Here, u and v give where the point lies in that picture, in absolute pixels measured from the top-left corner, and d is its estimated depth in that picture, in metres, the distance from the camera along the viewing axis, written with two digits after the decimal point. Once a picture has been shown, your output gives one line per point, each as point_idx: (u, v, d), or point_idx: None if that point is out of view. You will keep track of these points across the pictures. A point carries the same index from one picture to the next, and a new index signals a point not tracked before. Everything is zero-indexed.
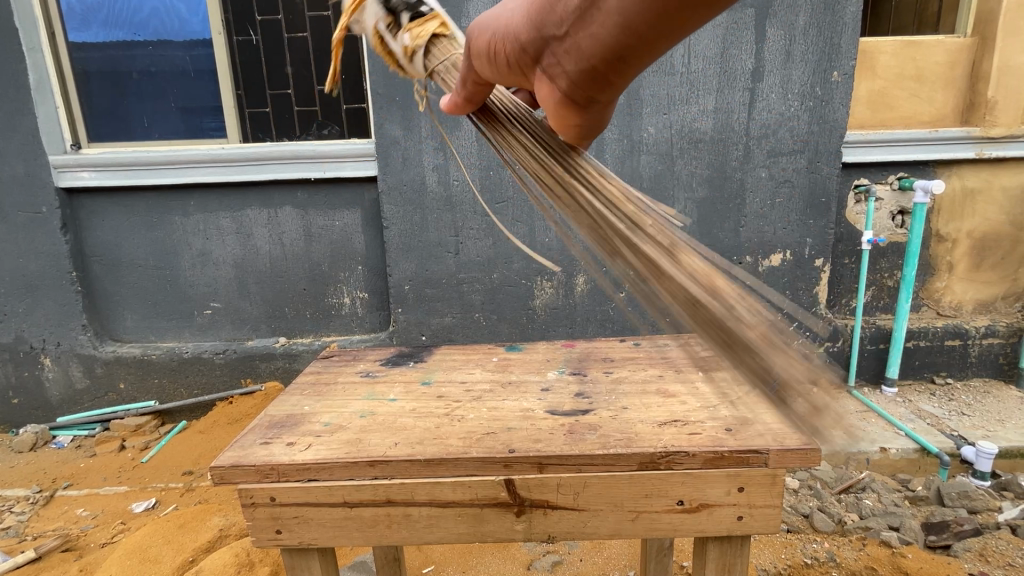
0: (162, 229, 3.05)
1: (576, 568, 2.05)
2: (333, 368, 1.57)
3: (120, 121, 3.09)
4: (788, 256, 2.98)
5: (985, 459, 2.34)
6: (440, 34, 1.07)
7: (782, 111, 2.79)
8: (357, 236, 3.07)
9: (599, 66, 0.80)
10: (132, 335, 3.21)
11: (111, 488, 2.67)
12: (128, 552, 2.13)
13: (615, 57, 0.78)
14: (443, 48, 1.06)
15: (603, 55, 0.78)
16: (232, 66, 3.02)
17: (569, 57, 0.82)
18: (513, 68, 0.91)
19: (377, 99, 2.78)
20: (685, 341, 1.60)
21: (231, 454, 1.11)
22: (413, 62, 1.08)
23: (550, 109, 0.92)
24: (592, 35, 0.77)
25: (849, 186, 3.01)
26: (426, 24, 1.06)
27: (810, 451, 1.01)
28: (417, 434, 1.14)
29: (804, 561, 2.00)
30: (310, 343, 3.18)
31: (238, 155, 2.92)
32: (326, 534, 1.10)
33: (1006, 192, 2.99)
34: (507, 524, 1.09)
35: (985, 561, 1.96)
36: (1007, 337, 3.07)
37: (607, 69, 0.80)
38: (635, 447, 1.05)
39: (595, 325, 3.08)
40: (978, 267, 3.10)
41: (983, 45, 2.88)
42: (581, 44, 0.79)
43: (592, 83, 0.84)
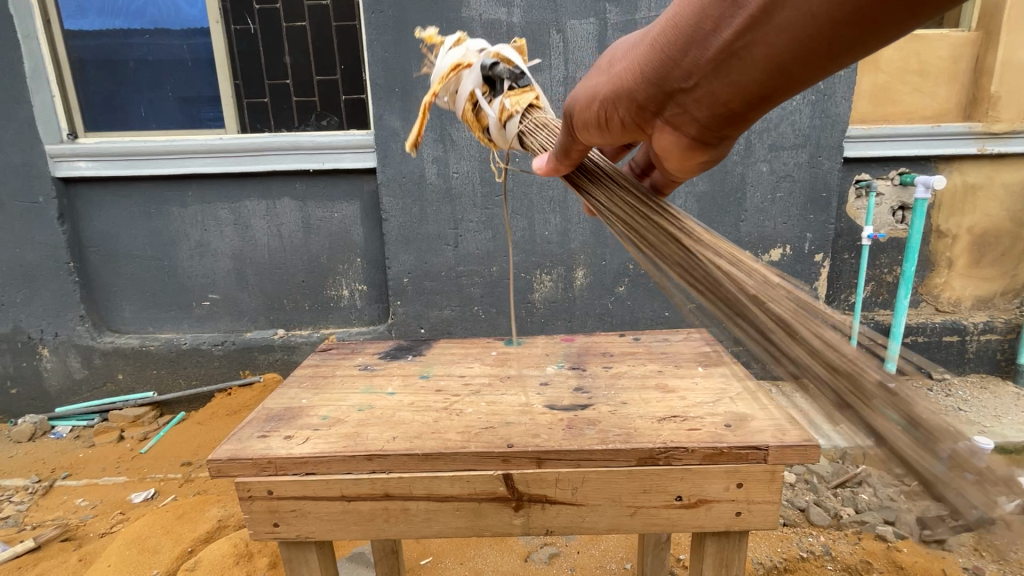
0: (160, 220, 3.03)
1: (573, 559, 2.07)
2: (331, 361, 1.56)
3: (116, 110, 3.06)
4: (788, 251, 2.98)
5: None
6: (536, 106, 1.15)
7: (783, 105, 2.78)
8: (356, 229, 3.06)
9: (737, 106, 0.82)
10: (130, 325, 3.20)
11: (110, 479, 2.67)
12: (126, 543, 2.13)
13: (753, 101, 0.81)
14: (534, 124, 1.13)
15: (741, 101, 0.81)
16: (229, 56, 3.00)
17: (700, 102, 0.85)
18: (631, 121, 0.95)
19: (377, 89, 2.75)
20: (685, 336, 1.60)
21: (228, 447, 1.11)
22: (503, 112, 1.12)
23: (676, 154, 0.95)
24: (727, 86, 0.80)
25: (850, 181, 3.00)
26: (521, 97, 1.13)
27: (809, 447, 1.01)
28: (415, 428, 1.14)
29: (799, 554, 2.03)
30: (309, 335, 3.18)
31: (236, 146, 2.90)
32: (323, 527, 1.09)
33: (1007, 188, 2.98)
34: (505, 519, 1.08)
35: (979, 556, 1.97)
36: (1004, 333, 3.08)
37: (739, 113, 0.84)
38: (633, 443, 1.05)
39: (594, 318, 3.09)
40: (977, 263, 3.10)
41: (987, 39, 2.85)
42: (715, 95, 0.82)
43: (727, 127, 0.87)
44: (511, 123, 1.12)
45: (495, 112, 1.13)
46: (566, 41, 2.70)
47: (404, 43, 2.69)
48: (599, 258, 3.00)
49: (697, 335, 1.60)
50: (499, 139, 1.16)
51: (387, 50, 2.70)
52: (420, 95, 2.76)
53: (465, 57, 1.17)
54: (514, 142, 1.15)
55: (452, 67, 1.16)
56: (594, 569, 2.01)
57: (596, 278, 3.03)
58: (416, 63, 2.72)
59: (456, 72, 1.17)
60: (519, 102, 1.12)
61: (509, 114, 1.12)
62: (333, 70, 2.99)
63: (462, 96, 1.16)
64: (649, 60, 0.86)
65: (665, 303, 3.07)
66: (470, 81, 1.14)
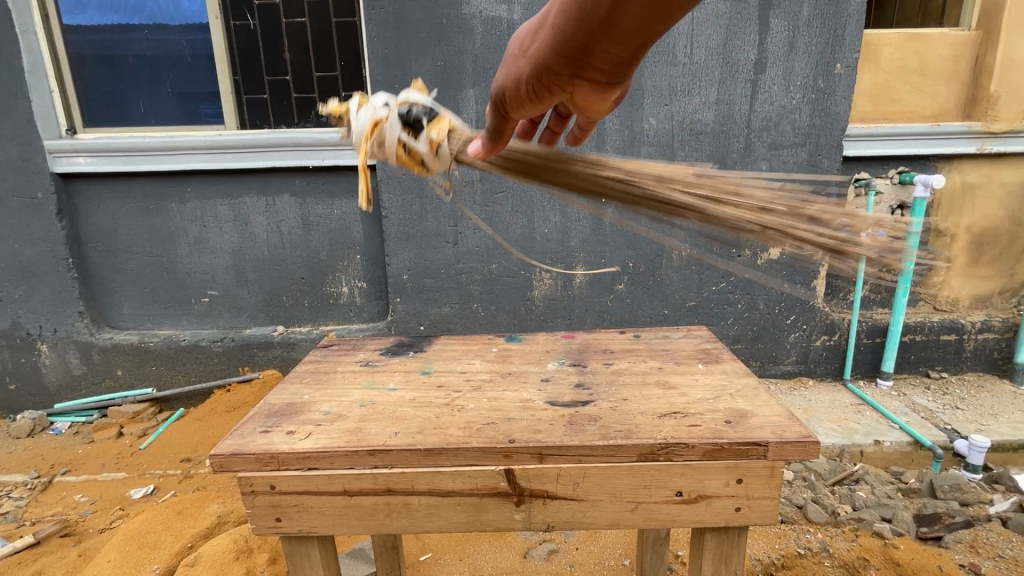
0: (159, 216, 3.02)
1: (572, 556, 2.08)
2: (332, 357, 1.56)
3: (114, 105, 3.05)
4: (787, 249, 2.99)
5: (978, 452, 2.38)
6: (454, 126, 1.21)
7: (783, 104, 2.78)
8: (356, 225, 3.06)
9: (633, 53, 0.85)
10: (129, 322, 3.20)
11: (109, 475, 2.68)
12: (126, 538, 2.13)
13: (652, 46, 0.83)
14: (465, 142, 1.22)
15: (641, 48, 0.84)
16: (229, 52, 2.99)
17: (600, 59, 0.87)
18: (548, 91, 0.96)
19: (377, 86, 2.75)
20: (685, 333, 1.61)
21: (230, 442, 1.11)
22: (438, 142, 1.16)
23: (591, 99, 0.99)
24: (625, 40, 0.82)
25: (849, 180, 3.01)
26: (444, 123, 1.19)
27: (808, 443, 1.02)
28: (417, 424, 1.14)
29: (797, 551, 2.04)
30: (308, 332, 3.18)
31: (235, 142, 2.89)
32: (325, 522, 1.10)
33: (1006, 188, 2.98)
34: (505, 514, 1.09)
35: (975, 553, 1.98)
36: (1002, 332, 3.09)
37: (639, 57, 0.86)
38: (634, 438, 1.05)
39: (593, 316, 3.10)
40: (975, 262, 3.10)
41: (987, 39, 2.86)
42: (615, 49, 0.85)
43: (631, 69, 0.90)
44: (443, 148, 1.16)
45: (426, 146, 1.16)
46: None
47: (405, 40, 2.69)
48: (599, 256, 3.00)
49: (697, 333, 1.60)
50: (438, 167, 1.19)
51: (388, 46, 2.69)
52: None
53: (376, 108, 1.17)
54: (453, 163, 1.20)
55: (370, 125, 1.16)
56: (592, 566, 2.02)
57: (596, 276, 3.03)
58: (416, 59, 2.71)
59: (375, 126, 1.17)
60: (441, 128, 1.16)
61: (440, 142, 1.16)
62: (333, 66, 2.98)
63: (390, 141, 1.16)
64: (553, 36, 0.86)
65: (665, 301, 3.08)
66: (393, 126, 1.15)
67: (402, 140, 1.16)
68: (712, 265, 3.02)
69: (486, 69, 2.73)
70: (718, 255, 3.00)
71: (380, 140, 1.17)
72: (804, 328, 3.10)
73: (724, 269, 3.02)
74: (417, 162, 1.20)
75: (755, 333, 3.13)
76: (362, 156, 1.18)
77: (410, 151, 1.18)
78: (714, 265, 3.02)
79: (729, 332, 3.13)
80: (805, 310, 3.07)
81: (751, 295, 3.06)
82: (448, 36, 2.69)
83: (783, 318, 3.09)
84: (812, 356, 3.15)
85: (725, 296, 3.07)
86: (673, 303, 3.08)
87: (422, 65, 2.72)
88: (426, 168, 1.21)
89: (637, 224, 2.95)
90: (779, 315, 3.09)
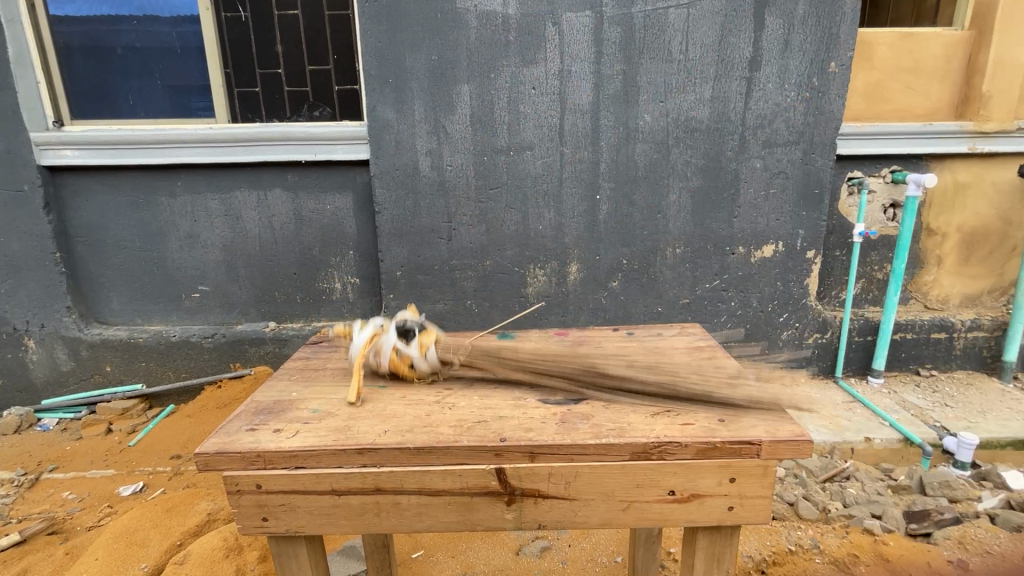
0: (148, 210, 2.98)
1: (564, 553, 2.08)
2: (322, 354, 1.55)
3: (102, 97, 3.01)
4: (780, 248, 2.99)
5: (966, 449, 2.40)
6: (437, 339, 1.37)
7: (778, 102, 2.78)
8: (349, 221, 3.03)
9: None
10: (118, 317, 3.15)
11: (97, 472, 2.64)
12: (113, 536, 2.10)
13: None
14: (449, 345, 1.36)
15: None
16: (220, 44, 2.97)
17: None
18: None
19: (370, 80, 2.71)
20: (678, 331, 1.60)
21: (216, 440, 1.09)
22: (422, 344, 1.32)
23: None
24: None
25: (843, 178, 3.02)
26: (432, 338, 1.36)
27: (801, 442, 1.01)
28: (407, 422, 1.13)
29: (788, 547, 2.06)
30: (300, 328, 3.15)
31: (226, 136, 2.84)
32: (313, 521, 1.08)
33: (997, 187, 3.01)
34: (496, 513, 1.08)
35: (964, 549, 2.00)
36: (992, 331, 3.11)
37: None
38: (626, 437, 1.05)
39: (587, 312, 3.09)
40: (966, 261, 3.13)
41: (980, 38, 2.86)
42: None
43: None
44: (432, 354, 1.32)
45: (416, 350, 1.31)
46: (561, 34, 2.67)
47: (398, 33, 2.65)
48: (593, 253, 2.99)
49: (690, 330, 1.60)
50: (426, 368, 1.32)
51: (381, 39, 2.66)
52: (414, 87, 2.73)
53: (374, 324, 1.32)
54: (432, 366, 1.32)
55: (373, 334, 1.30)
56: (585, 563, 2.02)
57: (590, 273, 3.02)
58: (409, 53, 2.68)
59: (373, 339, 1.30)
60: (433, 337, 1.34)
61: (428, 348, 1.32)
62: (325, 60, 2.95)
63: (387, 350, 1.30)
64: None
65: (658, 298, 3.07)
66: (391, 338, 1.30)
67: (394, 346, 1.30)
68: (706, 262, 3.02)
69: (480, 64, 2.70)
70: (711, 253, 3.00)
71: (377, 349, 1.30)
72: (797, 326, 3.11)
73: (718, 267, 3.02)
74: (407, 365, 1.32)
75: (748, 331, 3.14)
76: (358, 365, 1.25)
77: (401, 355, 1.31)
78: (708, 262, 3.02)
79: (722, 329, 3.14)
80: (797, 308, 3.08)
81: (745, 292, 3.06)
82: (442, 30, 2.66)
83: (776, 316, 3.10)
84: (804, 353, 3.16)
85: (719, 294, 3.07)
86: (667, 300, 3.07)
87: (415, 60, 2.69)
88: (413, 370, 1.32)
89: (632, 221, 2.94)
90: (772, 313, 3.10)
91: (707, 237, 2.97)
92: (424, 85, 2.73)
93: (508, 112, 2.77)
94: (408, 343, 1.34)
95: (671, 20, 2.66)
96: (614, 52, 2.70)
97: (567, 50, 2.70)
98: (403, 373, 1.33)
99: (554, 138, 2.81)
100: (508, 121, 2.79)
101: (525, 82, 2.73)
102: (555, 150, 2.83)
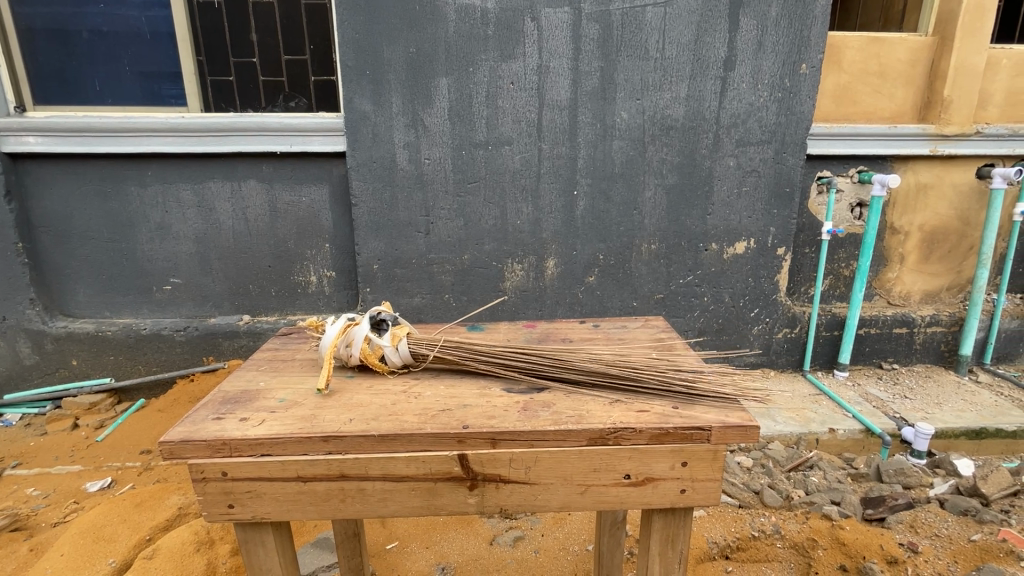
0: (117, 200, 2.90)
1: (538, 542, 2.13)
2: (292, 345, 1.55)
3: (67, 82, 2.91)
4: (751, 245, 3.07)
5: (922, 439, 2.51)
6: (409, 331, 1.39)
7: (751, 102, 2.85)
8: (325, 213, 3.01)
9: None
10: (85, 310, 3.08)
11: (63, 468, 2.59)
12: (80, 532, 2.07)
13: None
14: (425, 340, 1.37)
15: None
16: (192, 31, 2.91)
17: None
18: None
19: (346, 71, 2.69)
20: (643, 323, 1.65)
21: (181, 429, 1.09)
22: (397, 334, 1.35)
23: None
24: None
25: (811, 177, 3.11)
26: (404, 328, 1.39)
27: (748, 428, 1.07)
28: (372, 410, 1.15)
29: (751, 533, 2.14)
30: (275, 321, 3.12)
31: (198, 125, 2.79)
32: (278, 508, 1.09)
33: (956, 188, 3.14)
34: (459, 498, 1.11)
35: (914, 532, 2.11)
36: (949, 326, 3.26)
37: None
38: (585, 424, 1.09)
39: (564, 307, 3.13)
40: (926, 259, 3.27)
41: (942, 44, 2.98)
42: None
43: None
44: (403, 347, 1.33)
45: (388, 341, 1.33)
46: (540, 30, 2.69)
47: (376, 25, 2.64)
48: (570, 248, 3.03)
49: (654, 323, 1.65)
50: (397, 362, 1.33)
51: (358, 30, 2.64)
52: (392, 79, 2.72)
53: (346, 317, 1.34)
54: (406, 358, 1.34)
55: (344, 327, 1.31)
56: (557, 551, 2.07)
57: (567, 268, 3.06)
58: (387, 45, 2.67)
59: (346, 330, 1.31)
60: (405, 330, 1.37)
61: (400, 340, 1.34)
62: (301, 50, 2.91)
63: (359, 340, 1.30)
64: None
65: (634, 293, 3.13)
66: (364, 328, 1.31)
67: (368, 337, 1.32)
68: (680, 259, 3.08)
69: (459, 58, 2.71)
70: (685, 249, 3.07)
71: (349, 340, 1.31)
72: (766, 321, 3.21)
73: (692, 263, 3.09)
74: (377, 357, 1.33)
75: (720, 325, 3.22)
76: (330, 354, 1.24)
77: (373, 347, 1.32)
78: (682, 258, 3.08)
79: (694, 324, 3.21)
80: (767, 303, 3.18)
81: (717, 288, 3.14)
82: (420, 23, 2.65)
83: (747, 311, 3.19)
84: (773, 347, 3.27)
85: (692, 289, 3.14)
86: (642, 295, 3.13)
87: (393, 52, 2.68)
88: (386, 363, 1.33)
89: (608, 217, 2.99)
90: (743, 308, 3.19)
91: (681, 233, 3.04)
92: (402, 78, 2.72)
93: (486, 106, 2.79)
94: (380, 335, 1.35)
95: (648, 19, 2.70)
96: (592, 49, 2.73)
97: (546, 46, 2.72)
98: (373, 366, 1.33)
99: (532, 133, 2.84)
100: (487, 116, 2.80)
101: (503, 77, 2.75)
102: (533, 145, 2.86)
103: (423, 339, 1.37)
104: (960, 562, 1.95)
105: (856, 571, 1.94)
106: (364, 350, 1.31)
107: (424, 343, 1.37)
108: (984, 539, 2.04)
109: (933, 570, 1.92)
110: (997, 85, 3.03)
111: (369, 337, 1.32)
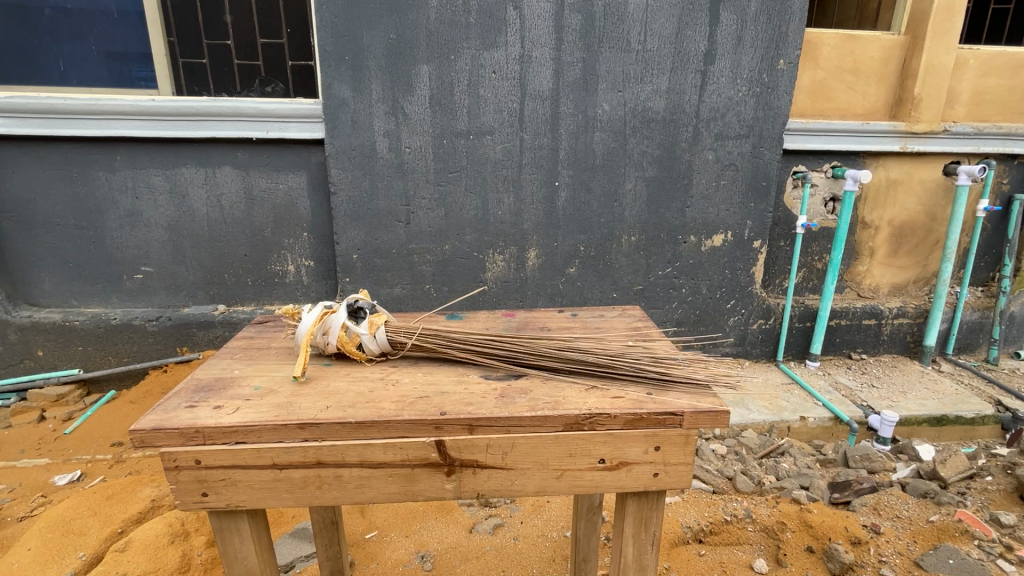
0: (83, 185, 2.80)
1: (517, 529, 2.15)
2: (267, 333, 1.53)
3: (28, 62, 2.79)
4: (728, 237, 3.13)
5: (888, 425, 2.60)
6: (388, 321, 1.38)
7: (730, 96, 2.88)
8: (302, 200, 2.96)
9: None
10: (50, 299, 2.97)
11: (29, 461, 2.52)
12: (47, 526, 2.02)
13: None
14: (401, 331, 1.35)
15: None
16: (163, 11, 2.81)
17: None
18: None
19: (325, 56, 2.64)
20: (620, 312, 1.67)
21: (152, 418, 1.07)
22: (376, 323, 1.34)
23: None
24: None
25: (787, 171, 3.18)
26: (384, 318, 1.37)
27: (718, 414, 1.10)
28: (349, 398, 1.15)
29: (724, 517, 2.20)
30: (251, 310, 3.07)
31: (169, 109, 2.70)
32: (253, 495, 1.08)
33: (924, 185, 3.24)
34: (436, 483, 1.11)
35: (878, 514, 2.20)
36: (915, 317, 3.38)
37: None
38: (561, 410, 1.11)
39: (544, 298, 3.15)
40: (895, 253, 3.38)
41: (913, 43, 3.06)
42: None
43: None
44: (380, 335, 1.33)
45: (365, 329, 1.32)
46: (523, 19, 2.67)
47: (355, 9, 2.58)
48: (551, 240, 3.05)
49: (632, 312, 1.68)
50: (375, 350, 1.33)
51: (337, 15, 2.58)
52: (371, 65, 2.67)
53: (323, 305, 1.32)
54: (382, 347, 1.34)
55: (322, 315, 1.29)
56: (535, 538, 2.10)
57: (548, 259, 3.08)
58: (367, 31, 2.62)
59: (323, 318, 1.30)
60: (382, 318, 1.36)
61: (378, 328, 1.33)
62: (277, 33, 2.84)
63: (337, 328, 1.29)
64: None
65: (614, 284, 3.16)
66: (341, 316, 1.30)
67: (346, 325, 1.31)
68: (659, 250, 3.12)
69: (440, 45, 2.67)
70: (665, 241, 3.11)
71: (326, 328, 1.30)
72: (742, 313, 3.28)
73: (671, 254, 3.14)
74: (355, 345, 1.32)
75: (697, 317, 3.28)
76: (306, 343, 1.24)
77: (350, 334, 1.31)
78: (661, 250, 3.12)
79: (672, 315, 3.27)
80: (742, 295, 3.25)
81: (695, 279, 3.20)
82: (401, 9, 2.60)
83: (723, 303, 3.26)
84: (748, 338, 3.35)
85: (670, 280, 3.19)
86: (621, 286, 3.17)
87: (373, 37, 2.63)
88: (365, 351, 1.33)
89: (588, 208, 3.01)
90: (720, 300, 3.25)
91: (660, 226, 3.08)
92: (382, 64, 2.67)
93: (468, 95, 2.77)
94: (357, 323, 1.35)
95: (630, 10, 2.71)
96: (574, 40, 2.73)
97: (528, 34, 2.70)
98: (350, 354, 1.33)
99: (514, 123, 2.83)
100: (468, 105, 2.78)
101: (485, 65, 2.73)
102: (515, 135, 2.85)
103: (400, 328, 1.36)
104: (918, 542, 2.04)
105: (822, 552, 2.02)
106: (341, 338, 1.30)
107: (400, 333, 1.35)
108: (941, 519, 2.14)
109: (893, 550, 2.01)
110: (965, 85, 3.12)
111: (348, 327, 1.31)
